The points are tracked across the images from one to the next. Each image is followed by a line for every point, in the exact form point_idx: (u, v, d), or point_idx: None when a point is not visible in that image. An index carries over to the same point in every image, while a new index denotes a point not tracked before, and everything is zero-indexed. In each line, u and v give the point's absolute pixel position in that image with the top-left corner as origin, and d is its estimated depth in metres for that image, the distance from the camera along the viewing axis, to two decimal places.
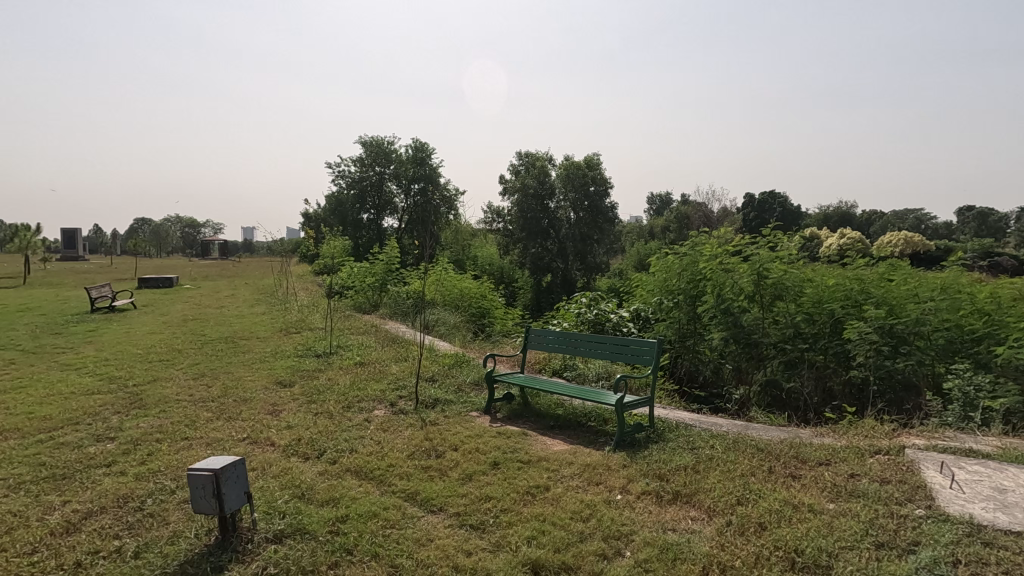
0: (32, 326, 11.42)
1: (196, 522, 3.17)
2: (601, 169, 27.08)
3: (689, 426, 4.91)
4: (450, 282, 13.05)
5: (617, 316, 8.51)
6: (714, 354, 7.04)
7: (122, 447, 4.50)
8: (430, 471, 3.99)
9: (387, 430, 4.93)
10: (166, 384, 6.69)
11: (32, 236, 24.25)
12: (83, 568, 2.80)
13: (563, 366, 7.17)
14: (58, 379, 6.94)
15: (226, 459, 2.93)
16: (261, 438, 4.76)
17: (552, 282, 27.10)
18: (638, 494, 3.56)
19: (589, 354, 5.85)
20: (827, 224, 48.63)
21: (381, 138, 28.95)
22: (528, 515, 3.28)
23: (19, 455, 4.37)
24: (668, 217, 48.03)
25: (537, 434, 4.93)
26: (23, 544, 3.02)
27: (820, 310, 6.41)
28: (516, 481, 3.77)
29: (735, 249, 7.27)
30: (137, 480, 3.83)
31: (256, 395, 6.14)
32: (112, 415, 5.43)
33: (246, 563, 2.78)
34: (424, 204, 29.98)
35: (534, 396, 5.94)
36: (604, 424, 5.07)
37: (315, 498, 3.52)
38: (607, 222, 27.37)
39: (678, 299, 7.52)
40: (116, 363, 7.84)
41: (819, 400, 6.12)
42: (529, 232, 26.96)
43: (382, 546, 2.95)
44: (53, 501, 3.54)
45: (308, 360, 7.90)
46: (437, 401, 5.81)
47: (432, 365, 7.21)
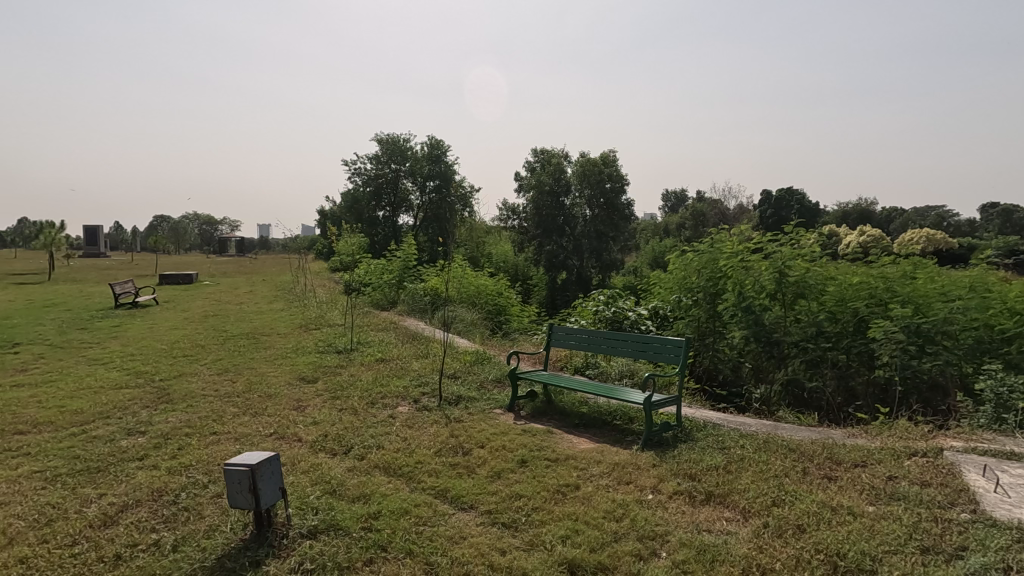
0: (59, 321, 11.64)
1: (231, 517, 3.20)
2: (617, 166, 26.94)
3: (717, 425, 4.84)
4: (467, 279, 13.04)
5: (636, 314, 8.44)
6: (733, 352, 6.90)
7: (153, 442, 4.55)
8: (459, 468, 3.98)
9: (412, 427, 4.93)
10: (191, 379, 6.76)
11: (56, 234, 24.66)
12: (123, 561, 2.83)
13: (584, 364, 7.12)
14: (87, 373, 7.05)
15: (261, 455, 2.94)
16: (288, 433, 4.79)
17: (567, 279, 26.94)
18: (670, 493, 3.52)
19: (612, 352, 5.79)
20: (847, 222, 47.82)
21: (397, 136, 29.02)
22: (561, 514, 3.26)
23: (54, 448, 4.44)
24: (683, 214, 47.58)
25: (562, 432, 4.89)
26: (64, 536, 3.07)
27: (843, 309, 6.28)
28: (545, 480, 3.75)
29: (756, 246, 7.12)
30: (169, 474, 3.88)
31: (280, 391, 6.19)
32: (141, 409, 5.50)
33: (282, 558, 2.80)
34: (439, 201, 30.04)
35: (556, 394, 5.90)
36: (630, 423, 5.02)
37: (346, 494, 3.52)
38: (623, 220, 27.22)
39: (698, 297, 7.41)
40: (141, 358, 7.95)
41: (842, 400, 6.00)
42: (545, 230, 26.94)
43: (416, 543, 2.95)
44: (90, 494, 3.59)
45: (330, 356, 7.94)
46: (460, 398, 5.81)
47: (454, 362, 7.21)
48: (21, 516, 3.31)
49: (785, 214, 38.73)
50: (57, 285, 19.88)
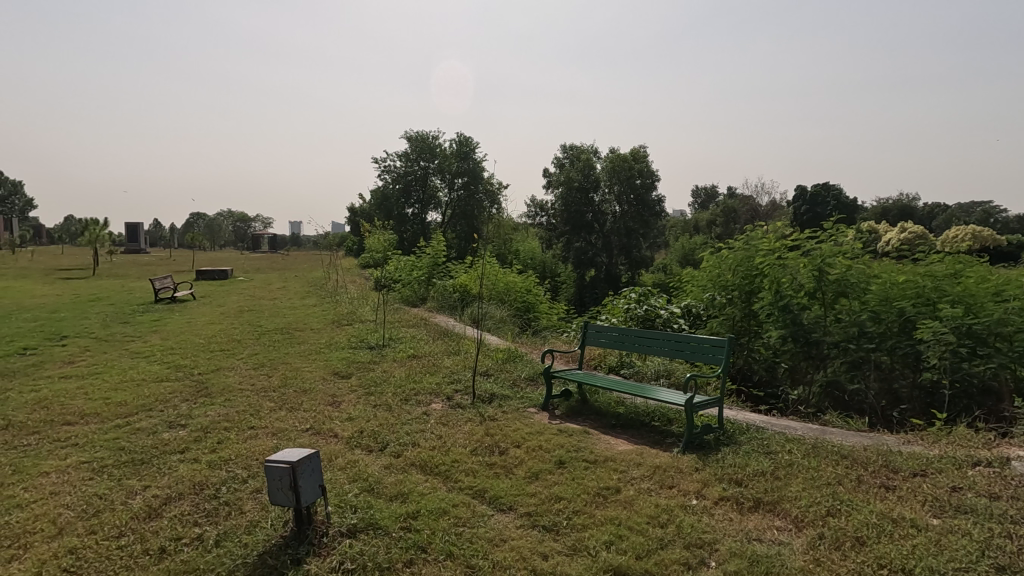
0: (103, 315, 12.02)
1: (271, 513, 3.20)
2: (647, 161, 26.66)
3: (760, 428, 4.65)
4: (496, 275, 12.97)
5: (668, 312, 8.22)
6: (768, 352, 6.66)
7: (193, 435, 4.62)
8: (496, 468, 3.92)
9: (446, 425, 4.88)
10: (229, 373, 6.87)
11: (100, 231, 25.51)
12: (168, 555, 2.86)
13: (618, 363, 7.00)
14: (130, 366, 7.24)
15: (302, 452, 2.92)
16: (324, 429, 4.79)
17: (596, 277, 26.43)
18: (715, 499, 3.38)
19: (647, 352, 5.63)
20: (885, 219, 46.19)
21: (426, 133, 29.20)
22: (603, 518, 3.16)
23: (100, 439, 4.54)
24: (713, 211, 46.62)
25: (599, 433, 4.77)
26: (111, 527, 3.11)
27: (888, 308, 5.95)
28: (584, 482, 3.65)
29: (793, 243, 6.86)
30: (210, 468, 3.92)
31: (315, 386, 6.22)
32: (181, 403, 5.60)
33: (323, 556, 2.78)
34: (467, 198, 30.11)
35: (591, 393, 5.79)
36: (669, 424, 4.88)
37: (384, 492, 3.49)
38: (653, 217, 26.90)
39: (734, 296, 7.17)
40: (181, 352, 8.12)
41: (886, 403, 5.71)
42: (573, 227, 26.76)
43: (456, 545, 2.90)
44: (134, 486, 3.65)
45: (362, 352, 7.99)
46: (493, 397, 5.74)
47: (486, 360, 7.15)
48: (70, 506, 3.37)
49: (820, 211, 37.59)
50: (102, 280, 20.61)
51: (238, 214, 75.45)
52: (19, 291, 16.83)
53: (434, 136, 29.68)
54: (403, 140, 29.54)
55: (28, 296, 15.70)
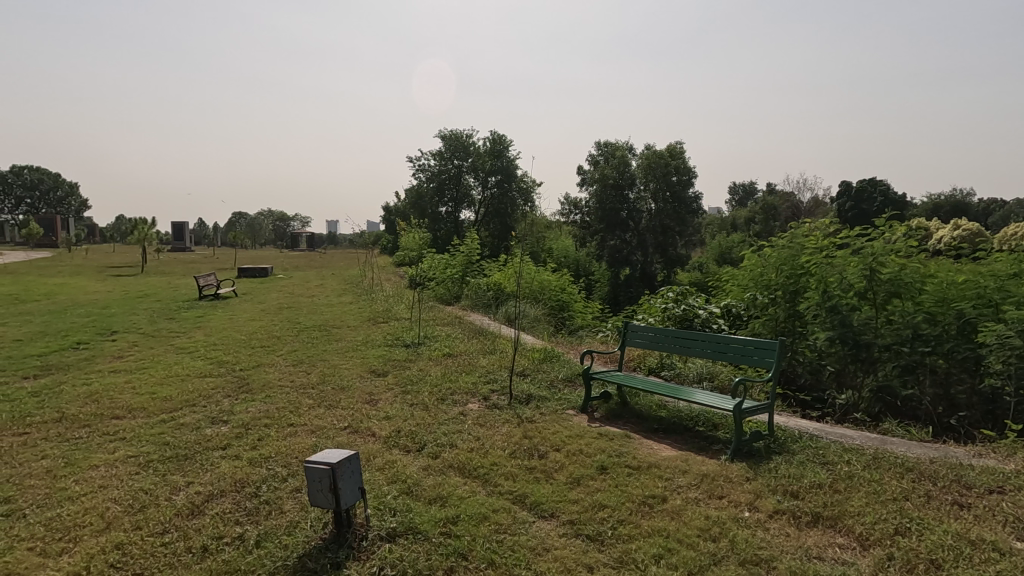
0: (151, 311, 12.45)
1: (310, 514, 3.18)
2: (684, 158, 26.21)
3: (813, 437, 4.39)
4: (530, 273, 12.85)
5: (707, 312, 7.92)
6: (813, 354, 6.18)
7: (235, 431, 4.66)
8: (535, 473, 3.80)
9: (484, 426, 4.81)
10: (269, 369, 6.97)
11: (149, 230, 26.46)
12: (211, 554, 2.85)
13: (659, 365, 6.79)
14: (175, 361, 7.41)
15: (341, 453, 2.87)
16: (362, 428, 4.77)
17: (631, 275, 26.08)
18: (770, 512, 3.18)
19: (688, 353, 5.40)
20: (937, 214, 44.01)
21: (460, 131, 29.30)
22: (650, 529, 3.02)
23: (146, 433, 4.63)
24: (752, 207, 45.31)
25: (640, 437, 4.61)
26: (155, 523, 3.14)
27: (945, 310, 5.57)
28: (629, 489, 3.50)
29: (842, 241, 6.52)
30: (250, 465, 3.93)
31: (352, 383, 6.24)
32: (223, 398, 5.69)
33: (363, 561, 2.73)
34: (500, 196, 30.04)
35: (631, 396, 5.62)
36: (714, 430, 4.68)
37: (423, 494, 3.43)
38: (690, 214, 26.39)
39: (777, 295, 6.77)
40: (223, 348, 8.29)
41: (943, 410, 5.31)
42: (608, 224, 26.38)
43: (498, 553, 2.80)
44: (178, 481, 3.68)
45: (398, 350, 8.00)
46: (531, 397, 5.63)
47: (522, 359, 7.04)
48: (117, 501, 3.42)
49: (866, 207, 36.06)
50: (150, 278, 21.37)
51: (277, 215, 77.82)
52: (74, 288, 17.59)
53: (467, 134, 29.74)
54: (437, 138, 29.75)
55: (82, 292, 16.41)
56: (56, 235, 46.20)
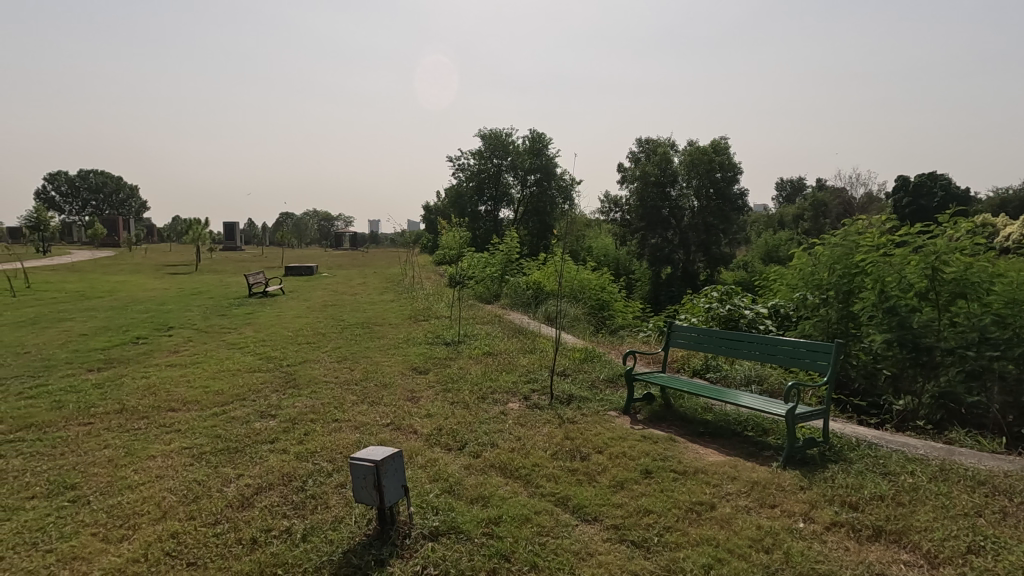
0: (204, 307, 12.97)
1: (355, 509, 3.22)
2: (728, 154, 25.50)
3: (872, 445, 4.16)
4: (570, 271, 12.73)
5: (753, 312, 7.63)
6: (868, 357, 5.83)
7: (282, 426, 4.78)
8: (578, 475, 3.73)
9: (525, 426, 4.77)
10: (314, 365, 7.14)
11: (203, 230, 27.59)
12: (259, 546, 2.92)
13: (704, 367, 6.61)
14: (226, 356, 7.69)
15: (385, 450, 2.88)
16: (404, 425, 4.82)
17: (673, 274, 25.58)
18: (826, 524, 3.02)
19: (734, 354, 5.21)
20: (1006, 210, 41.25)
21: (500, 130, 29.40)
22: (698, 537, 2.91)
23: (199, 426, 4.81)
24: (801, 204, 43.69)
25: (686, 441, 4.47)
26: (208, 514, 3.24)
27: (1016, 312, 5.12)
28: (675, 494, 3.40)
29: (901, 239, 6.15)
30: (297, 460, 4.02)
31: (394, 380, 6.32)
32: (271, 393, 5.85)
33: (406, 559, 2.74)
34: (539, 194, 29.95)
35: (675, 398, 5.47)
36: (764, 435, 4.50)
37: (464, 494, 3.42)
38: (735, 212, 25.63)
39: (829, 295, 6.45)
40: (271, 344, 8.55)
41: (1013, 419, 4.90)
42: (649, 223, 25.96)
43: (541, 556, 2.76)
44: (228, 473, 3.80)
45: (438, 348, 8.05)
46: (572, 398, 5.55)
47: (562, 359, 6.97)
48: (173, 490, 3.56)
49: (926, 203, 34.16)
50: (203, 276, 22.33)
51: (322, 215, 80.20)
52: (134, 285, 18.51)
53: (507, 133, 29.82)
54: (477, 137, 29.97)
55: (141, 289, 17.26)
56: (118, 234, 48.79)
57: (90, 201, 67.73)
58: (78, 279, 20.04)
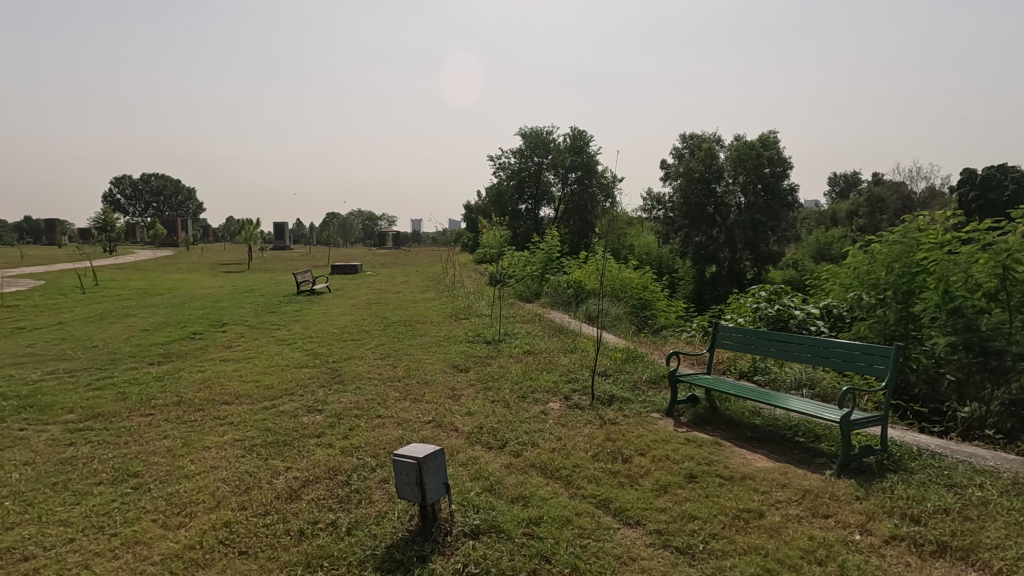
0: (256, 305, 13.48)
1: (398, 505, 3.28)
2: (777, 148, 24.70)
3: (935, 455, 3.91)
4: (611, 270, 12.57)
5: (804, 312, 7.31)
6: (929, 361, 5.48)
7: (329, 421, 4.90)
8: (620, 477, 3.68)
9: (566, 426, 4.73)
10: (359, 362, 7.30)
11: (254, 230, 28.67)
12: (306, 537, 3.00)
13: (752, 369, 6.40)
14: (276, 352, 7.96)
15: (428, 448, 2.91)
16: (445, 422, 4.87)
17: (718, 273, 24.96)
18: (885, 538, 2.87)
19: (784, 356, 5.02)
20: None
21: (540, 128, 29.37)
22: (745, 546, 2.82)
23: (251, 419, 5.00)
24: (856, 199, 41.76)
25: (732, 445, 4.34)
26: (258, 505, 3.35)
27: None
28: (721, 500, 3.30)
29: (967, 236, 5.79)
30: (343, 454, 4.11)
31: (436, 378, 6.40)
32: (318, 388, 6.02)
33: (447, 556, 2.76)
34: (581, 192, 29.68)
35: (721, 400, 5.31)
36: (816, 441, 4.31)
37: (505, 493, 3.42)
38: (784, 208, 24.74)
39: (887, 296, 6.12)
40: (318, 341, 8.80)
41: None
42: (693, 220, 25.42)
43: (582, 559, 2.73)
44: (278, 466, 3.93)
45: (479, 346, 8.10)
46: (614, 398, 5.48)
47: (604, 359, 6.89)
48: (226, 481, 3.71)
49: (995, 196, 32.05)
50: (255, 274, 23.20)
51: (366, 214, 82.11)
52: (191, 283, 19.42)
53: (548, 131, 29.74)
54: (518, 136, 30.02)
55: (197, 286, 18.10)
56: (177, 235, 51.29)
57: (152, 203, 71.48)
58: (140, 277, 21.16)
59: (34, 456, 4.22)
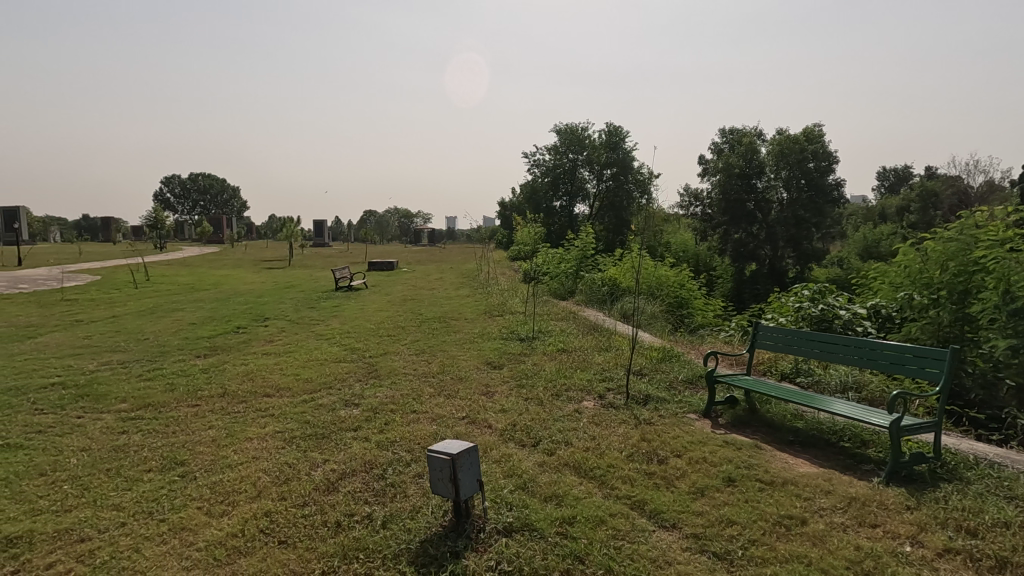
0: (296, 300, 13.85)
1: (432, 500, 3.31)
2: (822, 142, 23.79)
3: (994, 465, 3.69)
4: (647, 267, 12.37)
5: (850, 312, 7.00)
6: (987, 365, 5.17)
7: (365, 415, 4.99)
8: (655, 479, 3.61)
9: (600, 425, 4.68)
10: (394, 357, 7.41)
11: (296, 227, 29.47)
12: (343, 529, 3.06)
13: (794, 371, 6.19)
14: (315, 347, 8.16)
15: (462, 444, 2.92)
16: (479, 419, 4.89)
17: (758, 271, 24.28)
18: (938, 551, 2.73)
19: (828, 358, 4.84)
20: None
21: (575, 124, 29.16)
22: (787, 554, 2.73)
23: (291, 411, 5.14)
24: (907, 194, 39.85)
25: (773, 449, 4.21)
26: (297, 496, 3.44)
27: None
28: (760, 505, 3.20)
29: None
30: (379, 448, 4.18)
31: (470, 374, 6.43)
32: (355, 383, 6.14)
33: (481, 553, 2.76)
34: (615, 189, 29.60)
35: (762, 402, 5.15)
36: (863, 447, 4.14)
37: (538, 491, 3.41)
38: (830, 204, 23.84)
39: (940, 296, 5.81)
40: (356, 336, 8.97)
41: None
42: (732, 217, 24.84)
43: (616, 561, 2.69)
44: (316, 458, 4.02)
45: (513, 343, 8.10)
46: (649, 398, 5.39)
47: (639, 358, 6.79)
48: (267, 471, 3.82)
49: None
50: (295, 270, 23.86)
51: (402, 211, 83.25)
52: (236, 279, 20.09)
53: (583, 127, 29.50)
54: (553, 133, 29.89)
55: (241, 282, 18.73)
56: (222, 232, 53.16)
57: (199, 202, 74.42)
58: (189, 272, 22.04)
59: (90, 443, 4.44)
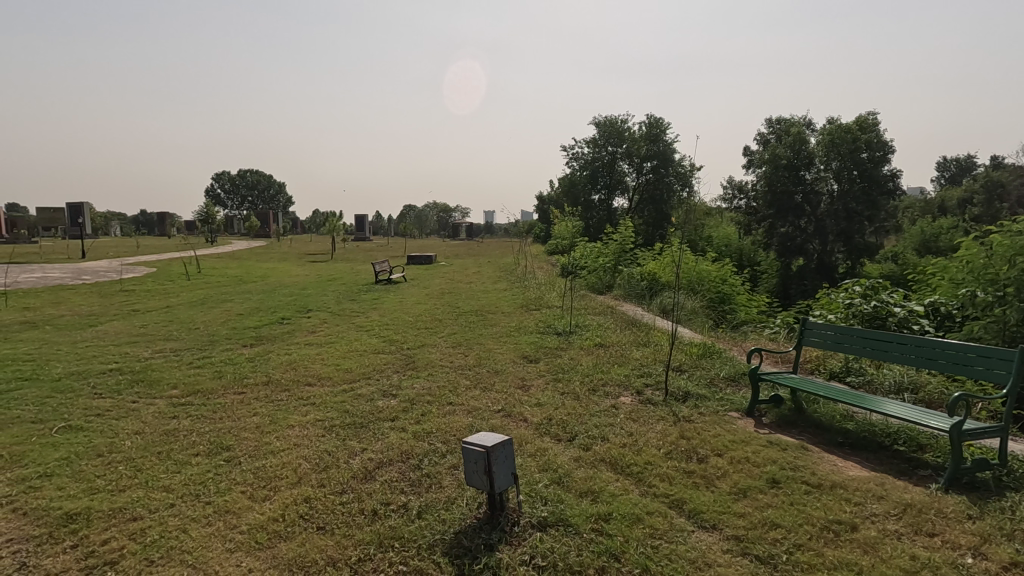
0: (337, 292, 14.16)
1: (466, 492, 3.31)
2: (877, 131, 22.76)
3: None
4: (688, 261, 12.07)
5: (906, 310, 6.63)
6: None
7: (402, 406, 5.05)
8: (694, 477, 3.51)
9: (638, 421, 4.59)
10: (431, 349, 7.48)
11: (338, 221, 30.10)
12: (379, 518, 3.09)
13: (844, 370, 5.92)
14: (355, 338, 8.32)
15: (497, 437, 2.90)
16: (514, 412, 4.87)
17: (805, 267, 23.21)
18: (1004, 564, 2.54)
19: (881, 358, 4.58)
20: None
21: (615, 117, 28.67)
22: (836, 561, 2.60)
23: (331, 401, 5.25)
24: (970, 186, 37.50)
25: (820, 450, 4.04)
26: (336, 483, 3.51)
27: None
28: (807, 509, 3.07)
29: None
30: (415, 439, 4.22)
31: (506, 368, 6.42)
32: (393, 374, 6.23)
33: (515, 547, 2.74)
34: (656, 181, 29.18)
35: (809, 402, 4.95)
36: (919, 451, 3.92)
37: (573, 486, 3.37)
38: (884, 196, 22.80)
39: (1007, 293, 5.42)
40: (394, 328, 9.10)
41: None
42: (779, 210, 23.96)
43: (653, 560, 2.63)
44: (354, 447, 4.09)
45: (549, 338, 8.04)
46: (689, 395, 5.25)
47: (679, 354, 6.62)
48: (308, 458, 3.91)
49: None
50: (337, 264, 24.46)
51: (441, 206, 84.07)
52: (281, 271, 20.72)
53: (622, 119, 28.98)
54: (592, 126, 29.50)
55: (286, 275, 19.32)
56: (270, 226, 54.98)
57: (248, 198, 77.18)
58: (237, 265, 22.87)
59: (143, 427, 4.65)
